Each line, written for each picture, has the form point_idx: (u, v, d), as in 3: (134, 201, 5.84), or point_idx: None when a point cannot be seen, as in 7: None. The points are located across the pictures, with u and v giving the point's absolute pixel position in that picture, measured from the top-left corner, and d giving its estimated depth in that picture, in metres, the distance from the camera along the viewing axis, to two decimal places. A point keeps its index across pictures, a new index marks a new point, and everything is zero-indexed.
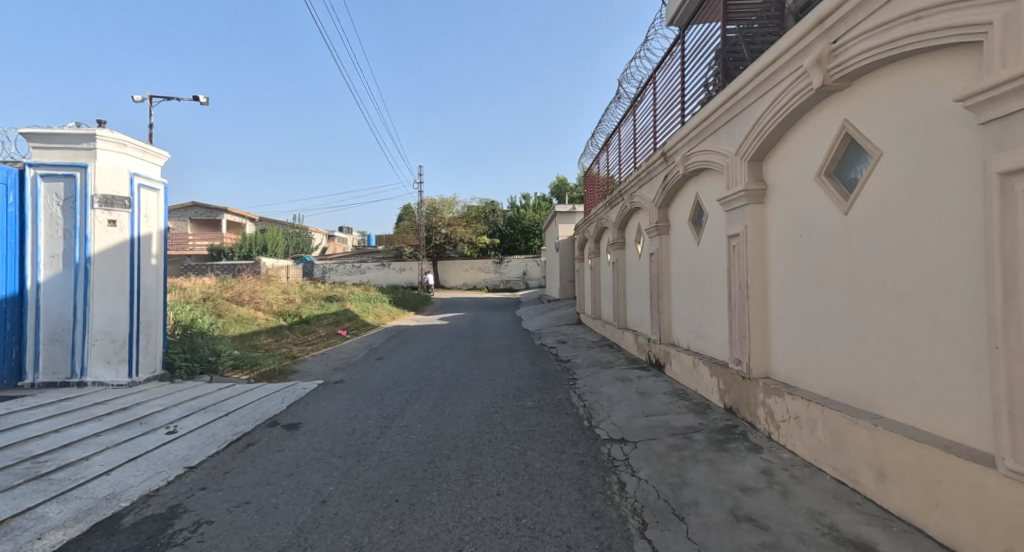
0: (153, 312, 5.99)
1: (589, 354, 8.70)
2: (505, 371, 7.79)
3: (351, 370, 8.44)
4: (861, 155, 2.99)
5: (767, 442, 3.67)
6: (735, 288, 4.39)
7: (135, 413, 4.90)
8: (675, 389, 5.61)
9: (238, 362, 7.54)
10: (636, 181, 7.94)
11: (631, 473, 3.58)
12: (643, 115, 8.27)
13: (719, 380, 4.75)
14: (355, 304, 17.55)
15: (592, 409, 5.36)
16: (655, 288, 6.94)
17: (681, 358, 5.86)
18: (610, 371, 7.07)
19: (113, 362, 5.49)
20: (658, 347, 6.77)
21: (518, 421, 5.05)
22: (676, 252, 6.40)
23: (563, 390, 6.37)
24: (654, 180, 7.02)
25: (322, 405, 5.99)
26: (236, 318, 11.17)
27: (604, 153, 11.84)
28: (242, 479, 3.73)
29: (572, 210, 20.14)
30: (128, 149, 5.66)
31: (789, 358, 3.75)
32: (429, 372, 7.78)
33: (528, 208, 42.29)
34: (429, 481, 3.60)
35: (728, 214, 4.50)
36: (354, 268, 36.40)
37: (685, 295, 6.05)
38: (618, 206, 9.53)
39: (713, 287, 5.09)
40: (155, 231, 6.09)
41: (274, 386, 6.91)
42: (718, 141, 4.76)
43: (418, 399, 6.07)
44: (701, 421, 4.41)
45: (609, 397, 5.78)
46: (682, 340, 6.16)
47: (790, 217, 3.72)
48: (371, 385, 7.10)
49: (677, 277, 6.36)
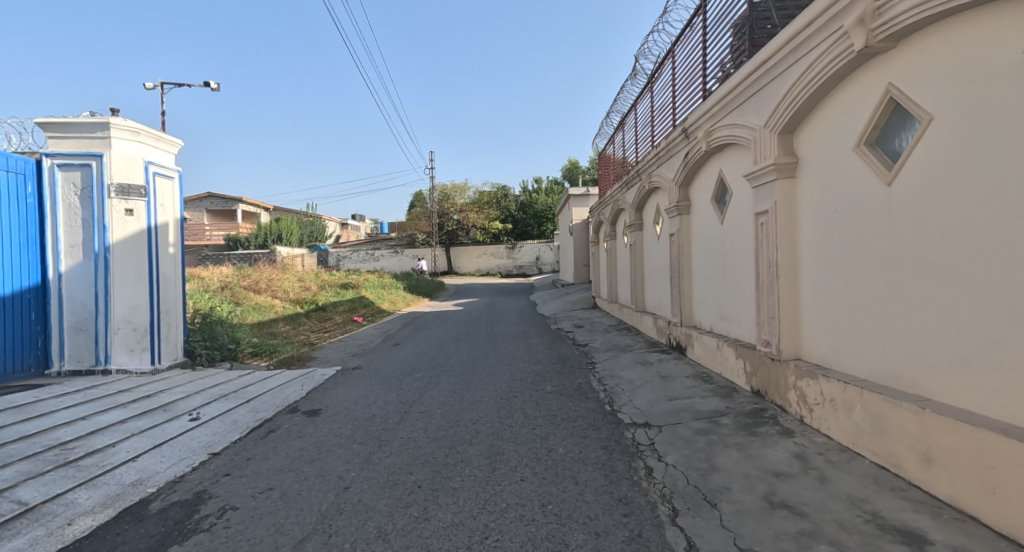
0: (173, 300, 6.04)
1: (607, 338, 8.59)
2: (523, 355, 7.73)
3: (369, 356, 8.46)
4: (906, 122, 2.79)
5: (799, 426, 3.55)
6: (762, 268, 4.22)
7: (159, 400, 4.95)
8: (698, 372, 5.49)
9: (258, 350, 7.59)
10: (654, 160, 7.71)
11: (657, 458, 3.49)
12: (661, 91, 7.99)
13: (746, 362, 4.61)
14: (370, 291, 17.64)
15: (613, 393, 5.27)
16: (675, 270, 6.77)
17: (704, 341, 5.71)
18: (629, 355, 6.97)
19: (135, 350, 5.55)
20: (679, 330, 6.63)
21: (538, 406, 4.99)
22: (698, 232, 6.21)
23: (583, 374, 6.29)
24: (673, 159, 6.80)
25: (342, 391, 6.00)
26: (254, 306, 11.26)
27: (619, 132, 11.56)
28: (265, 466, 3.73)
29: (586, 193, 19.87)
30: (142, 137, 5.63)
31: (822, 338, 3.60)
32: (447, 358, 7.75)
33: (540, 193, 41.94)
34: (451, 467, 3.56)
35: (756, 190, 4.30)
36: (369, 256, 36.67)
37: (708, 276, 5.88)
38: (635, 187, 9.31)
39: (738, 267, 4.92)
40: (171, 219, 6.10)
41: (293, 372, 6.95)
42: (744, 114, 4.54)
43: (437, 384, 6.05)
44: (727, 404, 4.29)
45: (630, 381, 5.68)
46: (704, 322, 6.01)
47: (824, 192, 3.53)
48: (389, 371, 7.11)
49: (699, 259, 6.19)
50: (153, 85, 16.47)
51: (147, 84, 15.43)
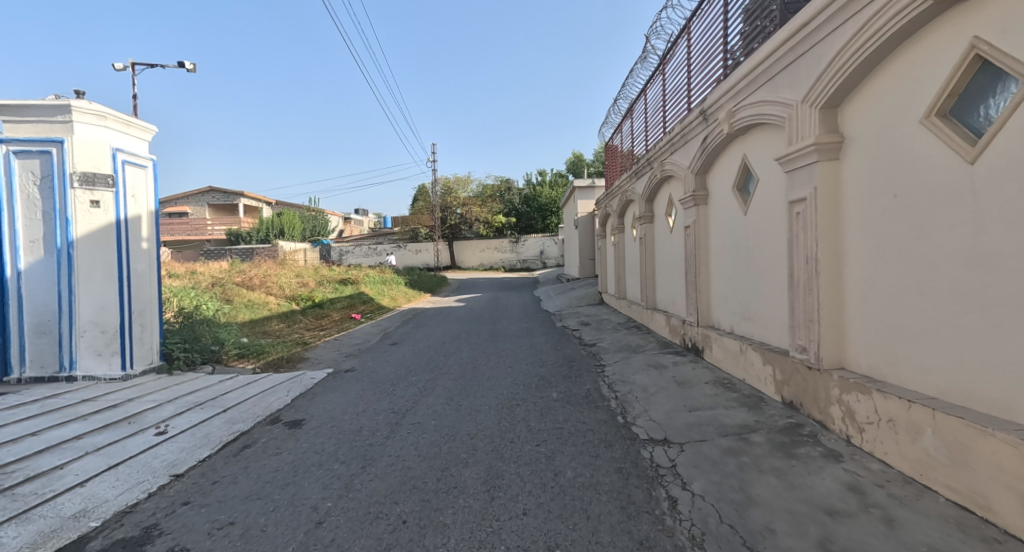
0: (147, 300, 5.60)
1: (615, 337, 8.09)
2: (526, 357, 7.24)
3: (364, 356, 8.01)
4: (996, 84, 2.26)
5: (847, 448, 3.04)
6: (797, 264, 3.70)
7: (125, 410, 4.51)
8: (719, 378, 4.97)
9: (244, 352, 7.14)
10: (667, 146, 7.15)
11: (681, 486, 2.99)
12: (675, 73, 7.44)
13: (775, 369, 4.10)
14: (370, 287, 17.16)
15: (626, 402, 4.78)
16: (691, 265, 6.26)
17: (725, 343, 5.20)
18: (641, 357, 6.46)
19: (104, 354, 5.13)
20: (696, 330, 6.11)
21: (543, 417, 4.50)
22: (717, 224, 5.67)
23: (591, 378, 5.80)
24: (688, 144, 6.25)
25: (330, 397, 5.54)
26: (245, 303, 10.82)
27: (627, 120, 10.98)
28: (231, 491, 3.28)
29: (592, 185, 19.27)
30: (109, 122, 5.18)
31: (875, 346, 3.08)
32: (445, 359, 7.29)
33: (544, 186, 41.34)
34: (442, 495, 3.08)
35: (790, 175, 3.75)
36: (371, 251, 36.36)
37: (730, 272, 5.35)
38: (645, 177, 8.76)
39: (767, 263, 4.40)
40: (145, 212, 5.65)
41: (281, 376, 6.51)
42: (775, 89, 3.98)
43: (433, 390, 5.58)
44: (756, 417, 3.79)
45: (643, 388, 5.18)
46: (724, 322, 5.49)
47: (878, 174, 3.00)
48: (383, 373, 6.64)
49: (719, 253, 5.68)
50: (125, 65, 15.42)
51: (119, 64, 14.72)
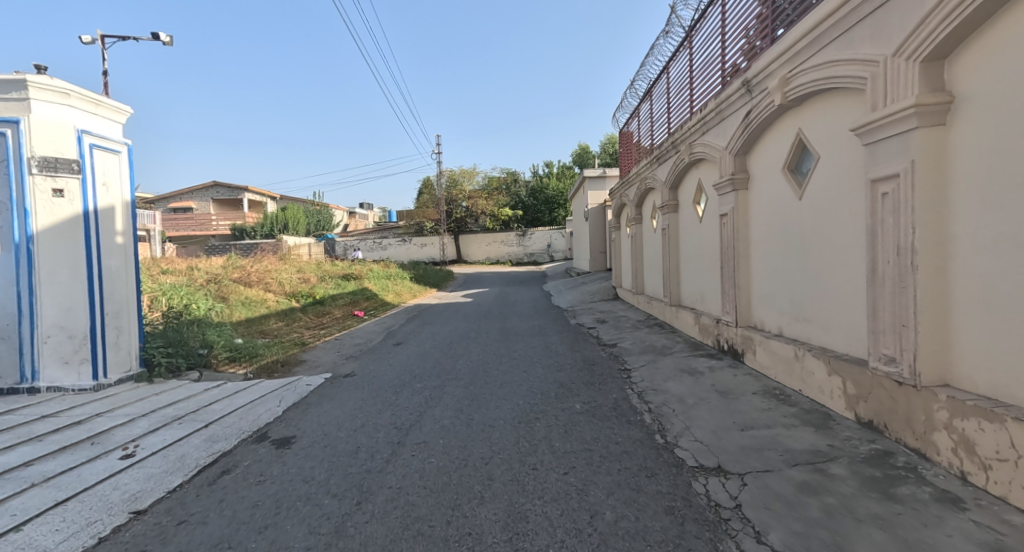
0: (122, 300, 5.07)
1: (637, 337, 7.47)
2: (541, 359, 6.63)
3: (365, 359, 7.43)
4: None
5: (965, 490, 2.39)
6: (880, 255, 3.05)
7: (90, 428, 3.95)
8: (768, 388, 4.33)
9: (236, 355, 6.61)
10: (697, 126, 6.47)
11: (757, 538, 2.36)
12: (704, 46, 6.73)
13: (846, 381, 3.45)
14: (374, 282, 16.57)
15: (662, 417, 4.15)
16: (728, 258, 5.61)
17: (773, 347, 4.55)
18: (670, 362, 5.83)
19: (72, 362, 4.61)
20: (734, 331, 5.46)
21: (567, 436, 3.89)
22: (761, 211, 5.02)
23: (617, 386, 5.17)
24: (725, 122, 5.58)
25: (325, 409, 4.97)
26: (242, 301, 10.27)
27: (645, 103, 10.26)
28: (197, 537, 2.70)
29: (603, 175, 18.53)
30: (74, 101, 4.60)
31: (999, 360, 2.42)
32: (452, 363, 6.70)
33: (551, 177, 40.54)
34: (453, 546, 2.48)
35: (874, 149, 3.08)
36: (376, 245, 35.78)
37: (777, 266, 4.70)
38: (668, 162, 8.09)
39: (832, 255, 3.75)
40: (119, 202, 5.08)
41: (274, 383, 5.94)
42: (850, 45, 3.30)
43: (440, 401, 4.99)
44: (829, 441, 3.14)
45: (679, 398, 4.54)
46: (770, 323, 4.85)
47: (1010, 140, 2.33)
48: (385, 379, 6.06)
49: (762, 244, 5.03)
50: (92, 38, 14.22)
51: (87, 36, 13.63)
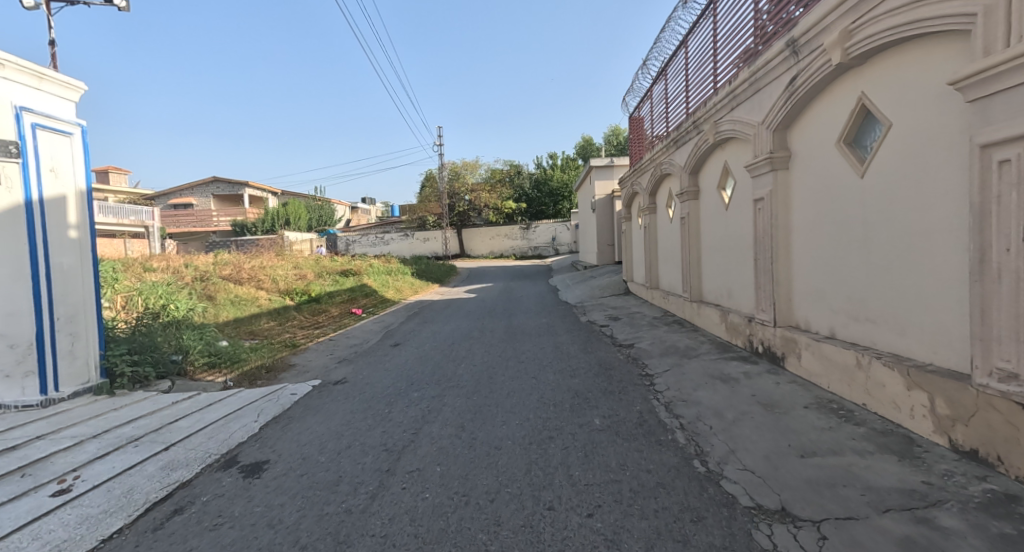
0: (78, 302, 4.47)
1: (656, 337, 6.82)
2: (551, 363, 6.00)
3: (359, 362, 6.83)
4: None
5: None
6: (995, 242, 2.38)
7: (25, 456, 3.35)
8: (822, 400, 3.69)
9: (215, 361, 6.03)
10: (724, 101, 5.78)
11: None
12: (731, 13, 6.01)
13: (934, 398, 2.80)
14: (373, 278, 15.94)
15: (700, 438, 3.50)
16: (763, 249, 4.96)
17: (825, 352, 3.90)
18: (697, 366, 5.19)
19: (15, 375, 4.04)
20: (772, 332, 4.81)
21: (589, 462, 3.26)
22: (805, 194, 4.37)
23: (640, 396, 4.53)
24: (761, 94, 4.89)
25: (308, 426, 4.37)
26: (230, 300, 9.70)
27: (659, 83, 9.52)
28: None
29: (610, 164, 17.83)
30: (12, 73, 3.96)
31: None
32: (453, 367, 6.09)
33: (555, 169, 39.80)
34: None
35: (987, 107, 2.41)
36: (377, 240, 35.20)
37: (828, 258, 4.06)
38: (688, 144, 7.39)
39: (911, 242, 3.09)
40: (72, 192, 4.47)
41: (254, 392, 5.34)
42: None
43: (439, 415, 4.38)
44: (923, 477, 2.49)
45: (716, 412, 3.90)
46: (818, 324, 4.20)
47: None
48: (379, 387, 5.47)
49: (806, 231, 4.39)
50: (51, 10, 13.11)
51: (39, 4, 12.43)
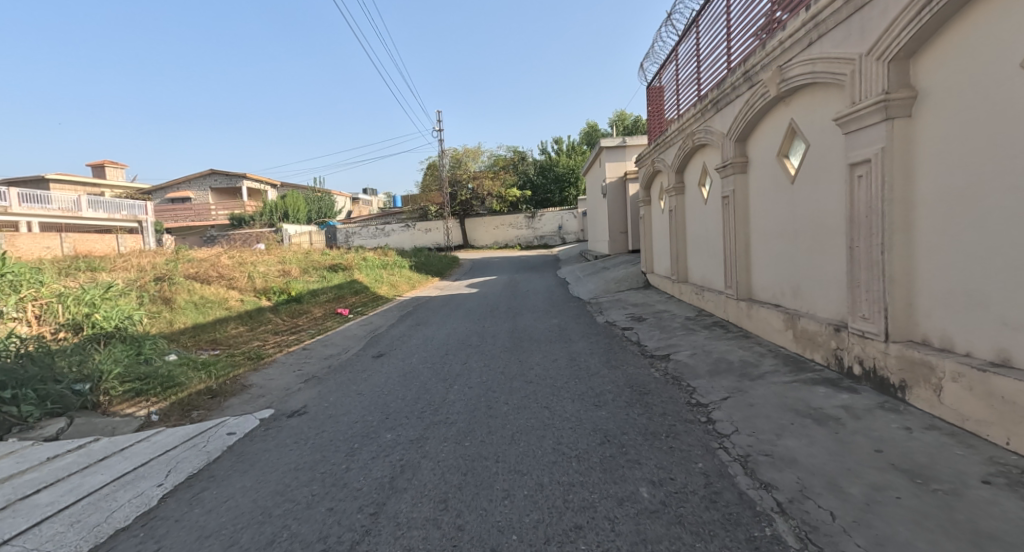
0: None
1: (696, 346, 5.45)
2: (569, 385, 4.66)
3: (330, 382, 5.54)
4: None
5: None
6: None
7: None
8: (1009, 471, 2.31)
9: (139, 386, 4.77)
10: (795, 35, 4.34)
11: None
12: None
13: None
14: (365, 273, 14.65)
15: (826, 540, 2.14)
16: (864, 231, 3.56)
17: (998, 389, 2.53)
18: (769, 394, 3.83)
19: None
20: (880, 350, 3.43)
21: None
22: (943, 149, 2.97)
23: (701, 447, 3.18)
24: (863, 13, 3.46)
25: (227, 494, 3.06)
26: (192, 304, 8.42)
27: (687, 40, 8.05)
28: None
29: (622, 144, 16.38)
30: None
31: None
32: (443, 391, 4.76)
33: (561, 155, 38.17)
34: None
35: None
36: (378, 231, 33.78)
37: (993, 242, 2.66)
38: (732, 104, 5.96)
39: None
40: None
41: (179, 434, 4.04)
42: None
43: (412, 478, 3.06)
44: None
45: (831, 484, 2.54)
46: (973, 343, 2.82)
47: None
48: (343, 423, 4.16)
49: (943, 205, 2.99)
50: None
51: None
